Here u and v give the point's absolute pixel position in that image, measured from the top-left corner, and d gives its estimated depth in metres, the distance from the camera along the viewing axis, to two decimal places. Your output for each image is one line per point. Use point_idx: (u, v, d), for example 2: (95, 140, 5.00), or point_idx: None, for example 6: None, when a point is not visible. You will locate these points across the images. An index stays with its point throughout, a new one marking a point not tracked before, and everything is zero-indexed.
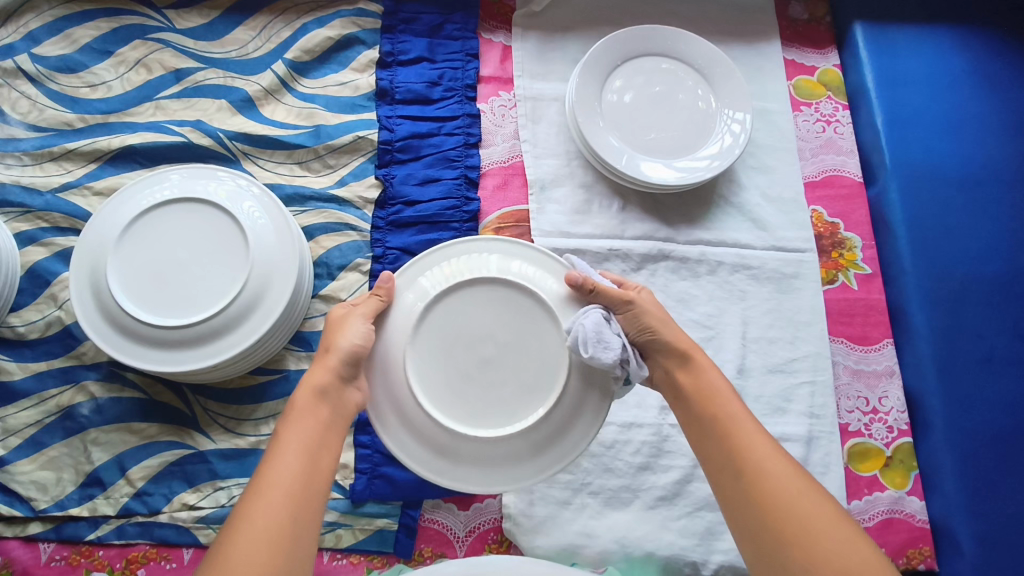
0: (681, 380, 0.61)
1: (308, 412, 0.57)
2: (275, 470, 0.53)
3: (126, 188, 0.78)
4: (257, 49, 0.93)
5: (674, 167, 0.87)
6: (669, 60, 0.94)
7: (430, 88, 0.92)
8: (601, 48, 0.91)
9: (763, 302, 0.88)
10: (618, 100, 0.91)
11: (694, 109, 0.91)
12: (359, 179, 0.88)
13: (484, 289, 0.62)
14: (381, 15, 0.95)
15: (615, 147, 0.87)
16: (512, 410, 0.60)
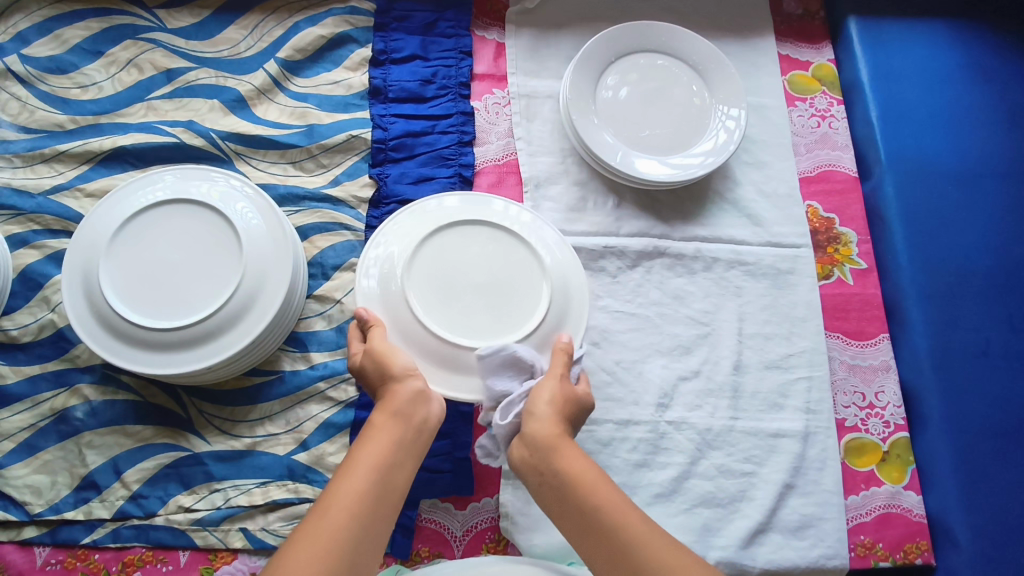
0: (557, 466, 0.56)
1: (384, 432, 0.56)
2: (349, 487, 0.52)
3: (119, 188, 0.77)
4: (249, 49, 0.92)
5: (669, 165, 0.87)
6: (664, 56, 0.93)
7: (424, 86, 0.91)
8: (595, 44, 0.90)
9: (760, 298, 0.88)
10: (612, 96, 0.90)
11: (690, 107, 0.91)
12: (353, 178, 0.87)
13: (484, 229, 0.72)
14: (374, 13, 0.94)
15: (610, 144, 0.87)
16: (521, 265, 0.71)
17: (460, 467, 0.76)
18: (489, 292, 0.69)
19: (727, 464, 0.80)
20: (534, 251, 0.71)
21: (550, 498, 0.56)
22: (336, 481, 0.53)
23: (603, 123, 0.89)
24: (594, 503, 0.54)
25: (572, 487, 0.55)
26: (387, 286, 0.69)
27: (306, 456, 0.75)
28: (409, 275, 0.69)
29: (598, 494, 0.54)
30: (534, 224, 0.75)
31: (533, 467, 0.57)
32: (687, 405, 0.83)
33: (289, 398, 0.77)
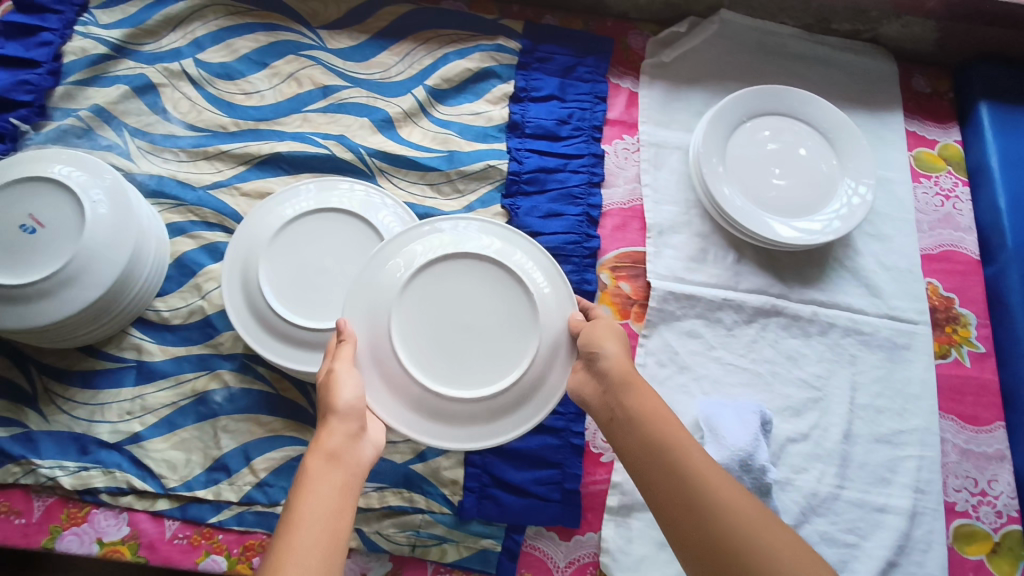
0: (627, 401, 0.62)
1: (317, 482, 0.53)
2: (298, 547, 0.48)
3: (270, 197, 0.82)
4: (400, 74, 0.98)
5: (794, 228, 0.89)
6: (796, 121, 0.95)
7: (559, 125, 0.95)
8: (729, 104, 0.93)
9: (873, 370, 0.88)
10: (742, 155, 0.93)
11: (817, 173, 0.93)
12: (487, 206, 0.91)
13: (481, 266, 0.71)
14: (518, 52, 0.99)
15: (737, 202, 0.90)
16: (511, 313, 0.70)
17: (568, 499, 0.79)
18: (477, 335, 0.69)
19: (830, 532, 0.81)
20: (528, 299, 0.70)
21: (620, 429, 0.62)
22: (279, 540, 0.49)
23: (730, 180, 0.92)
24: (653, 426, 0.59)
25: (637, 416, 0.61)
26: (387, 263, 0.70)
27: (423, 467, 0.79)
28: (397, 293, 0.68)
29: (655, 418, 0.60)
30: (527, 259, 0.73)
31: (605, 404, 0.64)
32: (793, 467, 0.83)
33: None
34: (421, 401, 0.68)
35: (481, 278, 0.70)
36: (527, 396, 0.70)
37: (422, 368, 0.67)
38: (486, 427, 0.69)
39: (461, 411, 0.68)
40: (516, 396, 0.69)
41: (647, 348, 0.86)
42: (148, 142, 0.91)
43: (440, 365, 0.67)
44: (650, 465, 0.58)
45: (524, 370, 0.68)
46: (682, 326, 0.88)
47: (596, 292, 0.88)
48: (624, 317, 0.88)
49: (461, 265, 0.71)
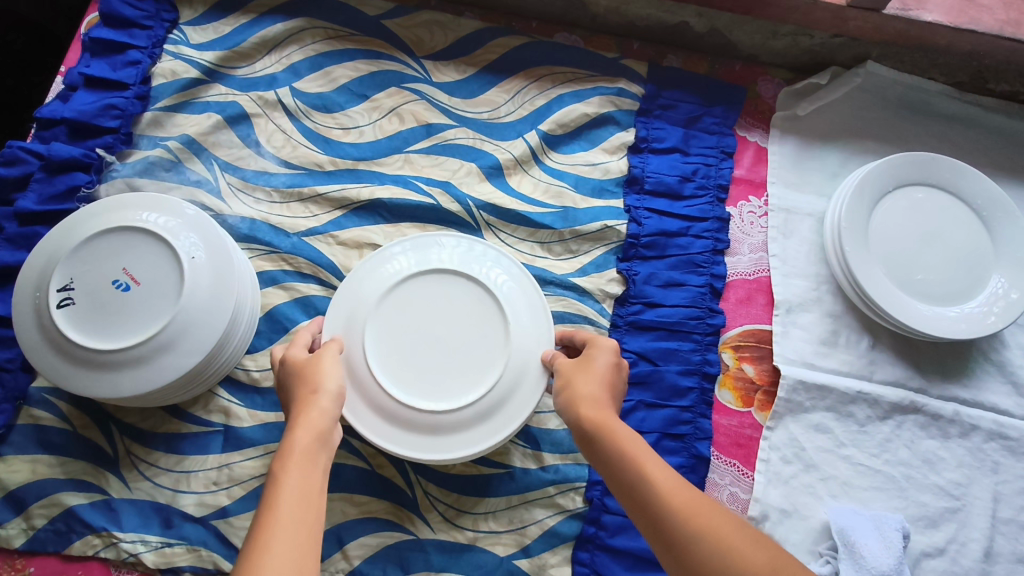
0: (603, 447, 0.59)
1: (300, 457, 0.52)
2: (284, 525, 0.46)
3: (369, 255, 0.76)
4: (509, 114, 0.90)
5: (941, 314, 0.81)
6: (946, 195, 0.87)
7: (682, 183, 0.87)
8: (875, 171, 0.85)
9: (1018, 480, 0.80)
10: (885, 229, 0.84)
11: (968, 255, 0.84)
12: (601, 270, 0.84)
13: (464, 284, 0.72)
14: (640, 98, 0.91)
15: (882, 283, 0.81)
16: (486, 331, 0.70)
17: None
18: (450, 350, 0.69)
19: None
20: (503, 318, 0.71)
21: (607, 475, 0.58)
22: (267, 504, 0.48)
23: (874, 257, 0.83)
24: (641, 473, 0.55)
25: (621, 460, 0.57)
26: (401, 256, 0.74)
27: (527, 564, 0.72)
28: (376, 300, 0.70)
29: (639, 461, 0.56)
30: (512, 282, 0.74)
31: (591, 452, 0.60)
32: None
33: (516, 497, 0.74)
34: (384, 408, 0.67)
35: (470, 306, 0.71)
36: (493, 412, 0.68)
37: (389, 373, 0.67)
38: (445, 440, 0.67)
39: (401, 416, 0.67)
40: (449, 424, 0.67)
41: (770, 442, 0.78)
42: (239, 178, 0.84)
43: (404, 372, 0.68)
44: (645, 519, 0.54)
45: (462, 401, 0.67)
46: (810, 418, 0.80)
47: (718, 375, 0.80)
48: (748, 405, 0.80)
49: (445, 280, 0.72)
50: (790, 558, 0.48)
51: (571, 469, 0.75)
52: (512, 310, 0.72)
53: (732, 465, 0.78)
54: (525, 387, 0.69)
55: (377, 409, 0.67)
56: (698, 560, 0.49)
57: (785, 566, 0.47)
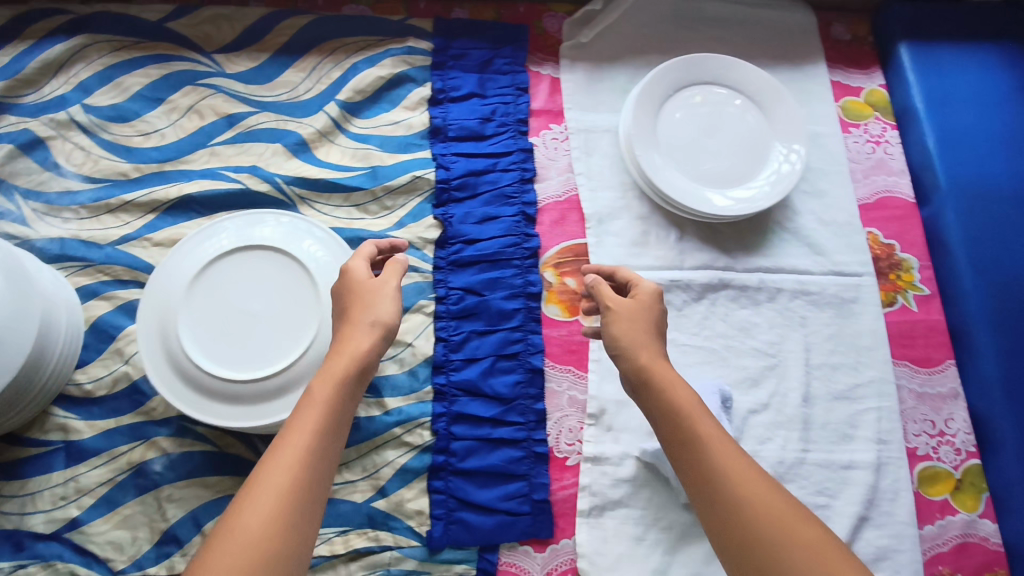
0: (665, 404, 0.61)
1: (324, 398, 0.58)
2: (277, 480, 0.52)
3: (178, 243, 0.76)
4: (308, 91, 0.93)
5: (732, 197, 0.88)
6: (724, 87, 0.94)
7: (484, 123, 0.92)
8: (654, 79, 0.91)
9: (824, 329, 0.88)
10: (673, 130, 0.91)
11: (750, 139, 0.92)
12: (419, 220, 0.88)
13: (270, 256, 0.74)
14: (431, 52, 0.94)
15: (676, 181, 0.88)
16: (298, 296, 0.73)
17: (538, 509, 0.77)
18: (265, 320, 0.72)
19: (801, 497, 0.81)
20: (312, 280, 0.73)
21: (659, 424, 0.62)
22: (273, 454, 0.54)
23: (666, 158, 0.89)
24: (695, 436, 0.59)
25: (675, 418, 0.60)
26: (212, 236, 0.75)
27: (384, 504, 0.76)
28: (185, 289, 0.72)
29: (693, 424, 0.60)
30: (319, 244, 0.76)
31: (646, 402, 0.63)
32: (757, 438, 0.83)
33: (365, 445, 0.78)
34: (213, 388, 0.70)
35: (279, 276, 0.73)
36: (318, 369, 0.72)
37: (210, 355, 0.70)
38: (276, 405, 0.71)
39: (229, 391, 0.70)
40: (276, 390, 0.71)
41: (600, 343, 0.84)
42: (43, 202, 0.85)
43: (224, 350, 0.70)
44: (698, 473, 0.58)
45: (260, 375, 0.70)
46: None
47: (542, 293, 0.86)
48: (574, 314, 0.86)
49: (250, 256, 0.74)
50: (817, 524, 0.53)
51: (413, 409, 0.79)
52: (320, 270, 0.74)
53: (568, 370, 0.84)
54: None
55: (208, 390, 0.70)
56: (743, 516, 0.54)
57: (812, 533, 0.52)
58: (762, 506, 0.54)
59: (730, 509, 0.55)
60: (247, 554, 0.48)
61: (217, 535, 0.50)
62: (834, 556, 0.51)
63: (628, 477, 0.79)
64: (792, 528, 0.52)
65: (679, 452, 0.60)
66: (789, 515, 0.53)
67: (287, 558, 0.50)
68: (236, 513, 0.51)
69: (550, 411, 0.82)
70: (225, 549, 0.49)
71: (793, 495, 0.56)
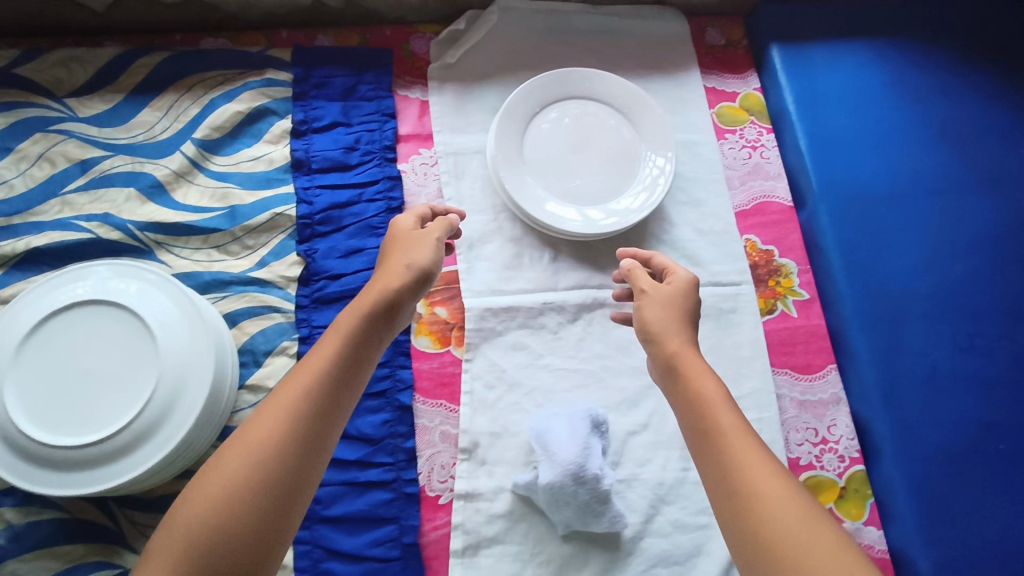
0: (692, 389, 0.61)
1: (346, 330, 0.62)
2: (260, 443, 0.55)
3: (11, 305, 0.74)
4: (165, 131, 0.90)
5: (602, 214, 0.87)
6: (591, 102, 0.92)
7: (348, 153, 0.90)
8: (518, 98, 0.89)
9: (703, 341, 0.86)
10: (540, 148, 0.89)
11: (619, 152, 0.90)
12: (281, 257, 0.85)
13: (107, 311, 0.72)
14: (292, 83, 0.92)
15: (545, 202, 0.87)
16: (138, 349, 0.71)
17: (407, 553, 0.75)
18: (103, 378, 0.70)
19: (683, 518, 0.78)
20: (151, 331, 0.71)
21: (681, 403, 0.62)
22: (258, 418, 0.57)
23: (535, 179, 0.88)
24: (715, 422, 0.58)
25: (699, 402, 0.60)
26: (46, 295, 0.73)
27: None
28: (13, 353, 0.69)
29: (712, 410, 0.59)
30: (160, 293, 0.74)
31: (672, 384, 0.63)
32: (637, 461, 0.80)
33: None
34: (44, 455, 0.67)
35: (117, 331, 0.71)
36: (159, 425, 0.69)
37: (42, 420, 0.67)
38: (114, 467, 0.68)
39: (61, 458, 0.67)
40: (114, 451, 0.67)
41: (472, 373, 0.82)
42: None
43: (56, 414, 0.68)
44: (710, 455, 0.57)
45: (84, 440, 0.66)
46: (505, 340, 0.84)
47: (410, 325, 0.83)
48: (445, 345, 0.83)
49: (86, 312, 0.72)
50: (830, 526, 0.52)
51: None
52: (160, 320, 0.72)
53: (440, 405, 0.81)
54: (160, 433, 0.69)
55: (39, 458, 0.67)
56: (755, 506, 0.53)
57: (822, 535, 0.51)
58: (769, 497, 0.53)
59: (737, 493, 0.54)
60: (259, 460, 0.55)
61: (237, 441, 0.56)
62: (840, 555, 0.49)
63: (502, 512, 0.77)
64: (800, 527, 0.51)
65: (693, 433, 0.60)
66: (799, 517, 0.51)
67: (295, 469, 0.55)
68: (253, 428, 0.56)
69: (421, 448, 0.79)
70: (206, 499, 0.53)
71: (806, 492, 0.54)
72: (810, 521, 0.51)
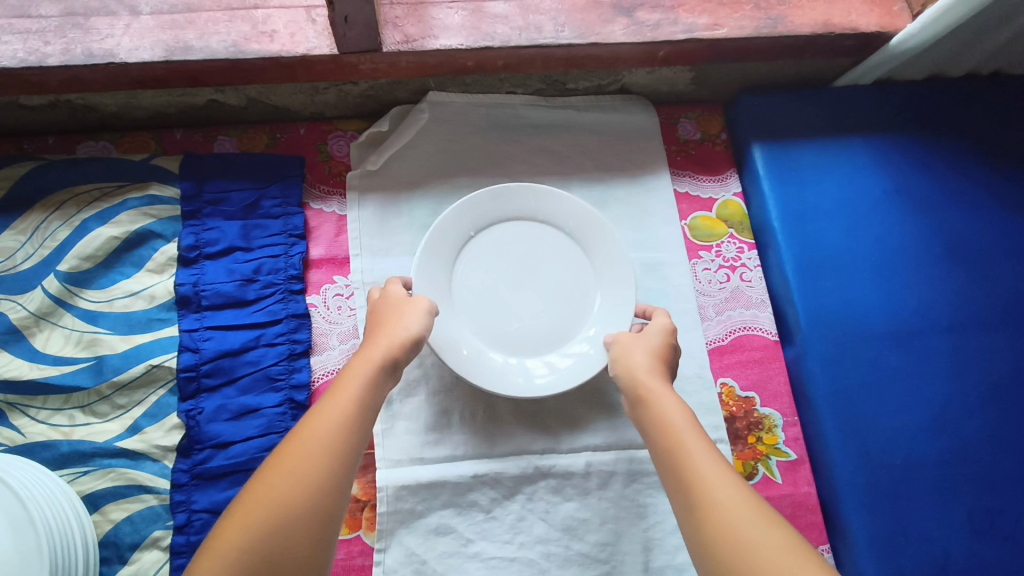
0: (647, 416, 0.57)
1: (366, 371, 0.56)
2: (286, 472, 0.48)
3: None
4: (26, 259, 0.75)
5: (549, 367, 0.72)
6: (538, 222, 0.78)
7: (244, 286, 0.75)
8: (445, 221, 0.74)
9: (669, 516, 0.72)
10: (473, 283, 0.75)
11: (569, 287, 0.76)
12: (157, 420, 0.70)
13: None
14: (180, 200, 0.78)
15: (476, 353, 0.72)
16: None
17: None
18: None
19: None
20: None
21: (646, 427, 0.57)
22: (286, 448, 0.50)
23: (466, 321, 0.74)
24: (672, 441, 0.53)
25: (660, 425, 0.55)
26: None
27: None
28: None
29: (669, 430, 0.54)
30: None
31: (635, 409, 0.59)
32: None
33: None
34: None
35: None
36: None
37: None
38: None
39: None
40: None
41: (383, 568, 0.67)
42: None
43: None
44: (671, 472, 0.52)
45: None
46: (427, 523, 0.69)
47: None
48: (354, 529, 0.69)
49: None
50: (797, 541, 0.45)
51: None
52: None
53: None
54: None
55: None
56: (717, 523, 0.47)
57: (790, 553, 0.44)
58: (724, 511, 0.47)
59: (698, 510, 0.48)
60: (288, 494, 0.47)
61: (250, 494, 0.47)
62: (799, 561, 0.43)
63: None
64: (755, 532, 0.45)
65: (658, 453, 0.54)
66: (771, 532, 0.45)
67: (325, 517, 0.47)
68: (278, 460, 0.49)
69: None
70: (226, 536, 0.45)
71: (773, 509, 0.48)
72: (782, 539, 0.45)
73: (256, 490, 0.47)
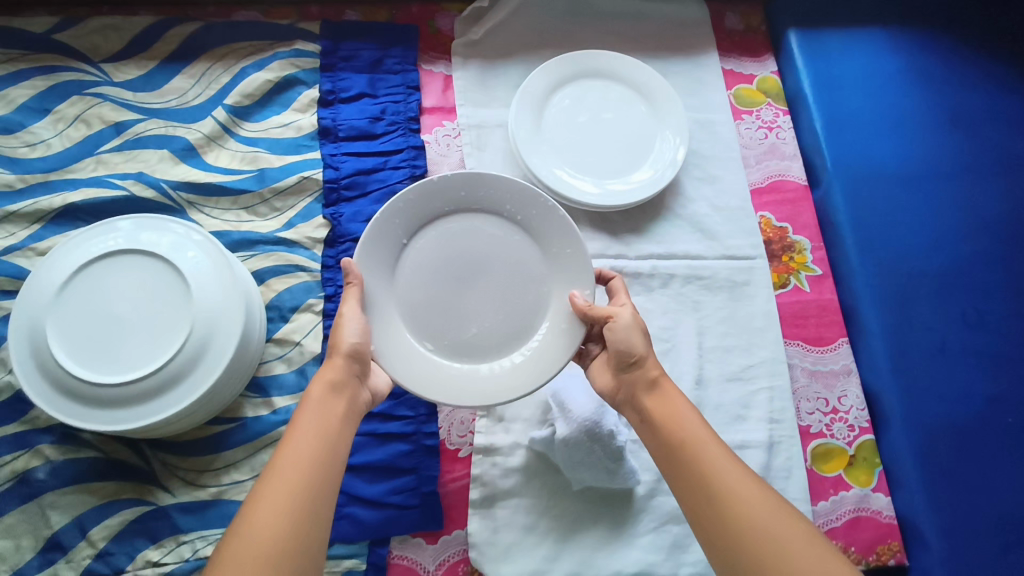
0: (649, 406, 0.65)
1: (319, 404, 0.62)
2: (263, 511, 0.54)
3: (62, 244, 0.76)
4: (197, 97, 0.92)
5: (510, 363, 0.73)
6: (480, 216, 0.77)
7: (373, 123, 0.92)
8: (378, 226, 0.72)
9: (717, 311, 0.89)
10: (422, 289, 0.74)
11: (519, 278, 0.75)
12: (308, 219, 0.88)
13: (139, 260, 0.75)
14: (319, 55, 0.95)
15: (429, 361, 0.71)
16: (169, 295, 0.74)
17: (427, 501, 0.77)
18: (138, 322, 0.72)
19: None
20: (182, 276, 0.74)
21: (646, 430, 0.65)
22: (261, 488, 0.56)
23: (415, 330, 0.73)
24: (685, 437, 0.62)
25: (668, 426, 0.63)
26: (80, 246, 0.75)
27: None
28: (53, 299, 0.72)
29: (677, 423, 0.63)
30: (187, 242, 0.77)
31: (632, 408, 0.67)
32: None
33: (251, 445, 0.79)
34: (89, 394, 0.69)
35: (151, 278, 0.74)
36: (196, 363, 0.72)
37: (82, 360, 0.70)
38: (153, 405, 0.70)
39: (103, 396, 0.69)
40: (151, 388, 0.70)
41: None
42: None
43: (93, 355, 0.70)
44: (676, 468, 0.61)
45: (109, 382, 0.69)
46: None
47: None
48: None
49: (120, 262, 0.75)
50: (798, 516, 0.56)
51: None
52: (190, 266, 0.75)
53: None
54: (195, 372, 0.72)
55: (82, 396, 0.69)
56: (732, 515, 0.56)
57: (793, 532, 0.54)
58: (737, 499, 0.57)
59: (712, 501, 0.58)
60: (275, 528, 0.54)
61: (239, 535, 0.53)
62: (800, 535, 0.54)
63: (518, 466, 0.80)
64: (767, 516, 0.55)
65: (662, 455, 0.63)
66: (779, 516, 0.55)
67: (305, 536, 0.54)
68: (256, 503, 0.55)
69: None
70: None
71: (776, 492, 0.58)
72: (788, 521, 0.55)
73: (241, 532, 0.54)
